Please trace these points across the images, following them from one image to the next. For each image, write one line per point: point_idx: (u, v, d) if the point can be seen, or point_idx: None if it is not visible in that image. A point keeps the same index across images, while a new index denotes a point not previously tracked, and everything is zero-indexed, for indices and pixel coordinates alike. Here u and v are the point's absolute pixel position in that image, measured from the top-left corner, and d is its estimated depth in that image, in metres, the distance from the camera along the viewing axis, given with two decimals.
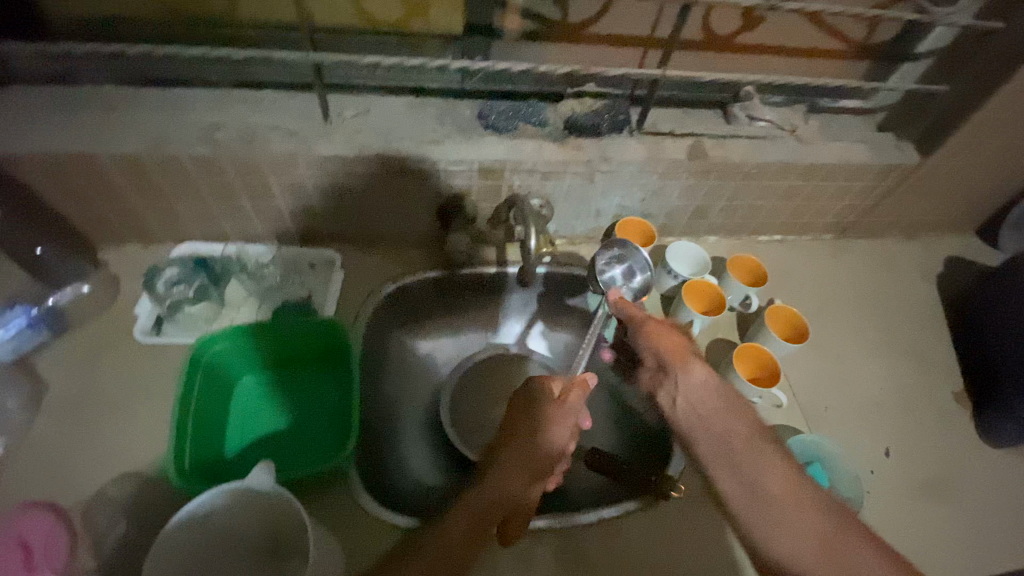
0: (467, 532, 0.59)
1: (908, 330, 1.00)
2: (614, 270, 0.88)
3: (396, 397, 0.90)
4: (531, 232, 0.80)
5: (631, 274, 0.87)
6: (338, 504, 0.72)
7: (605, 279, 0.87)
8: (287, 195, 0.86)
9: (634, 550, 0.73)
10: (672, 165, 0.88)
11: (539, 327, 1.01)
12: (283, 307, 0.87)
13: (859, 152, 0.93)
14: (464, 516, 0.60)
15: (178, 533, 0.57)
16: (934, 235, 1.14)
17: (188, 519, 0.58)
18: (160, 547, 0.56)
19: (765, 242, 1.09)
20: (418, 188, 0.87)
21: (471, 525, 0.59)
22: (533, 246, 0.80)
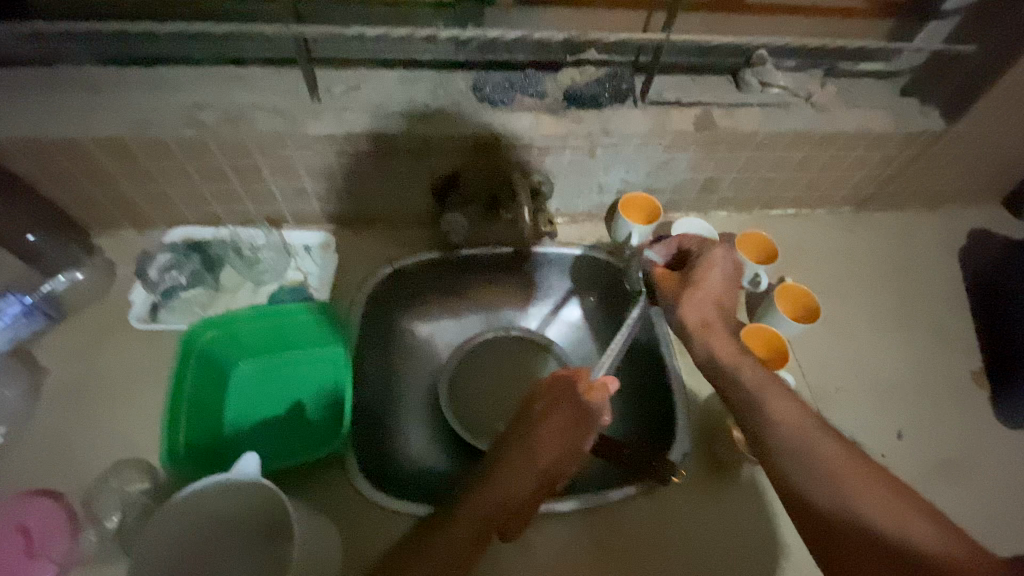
0: (470, 533, 0.62)
1: (927, 307, 0.96)
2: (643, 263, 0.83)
3: (397, 380, 0.89)
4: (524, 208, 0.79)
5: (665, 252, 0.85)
6: (336, 491, 0.71)
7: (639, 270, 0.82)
8: (278, 176, 0.83)
9: (634, 535, 0.72)
10: (679, 136, 0.84)
11: (567, 315, 0.98)
12: (279, 291, 0.86)
13: (880, 119, 0.87)
14: (466, 515, 0.63)
15: (165, 522, 0.56)
16: (957, 206, 1.08)
17: (175, 508, 0.56)
18: (145, 536, 0.55)
19: (777, 217, 1.04)
20: (411, 165, 0.84)
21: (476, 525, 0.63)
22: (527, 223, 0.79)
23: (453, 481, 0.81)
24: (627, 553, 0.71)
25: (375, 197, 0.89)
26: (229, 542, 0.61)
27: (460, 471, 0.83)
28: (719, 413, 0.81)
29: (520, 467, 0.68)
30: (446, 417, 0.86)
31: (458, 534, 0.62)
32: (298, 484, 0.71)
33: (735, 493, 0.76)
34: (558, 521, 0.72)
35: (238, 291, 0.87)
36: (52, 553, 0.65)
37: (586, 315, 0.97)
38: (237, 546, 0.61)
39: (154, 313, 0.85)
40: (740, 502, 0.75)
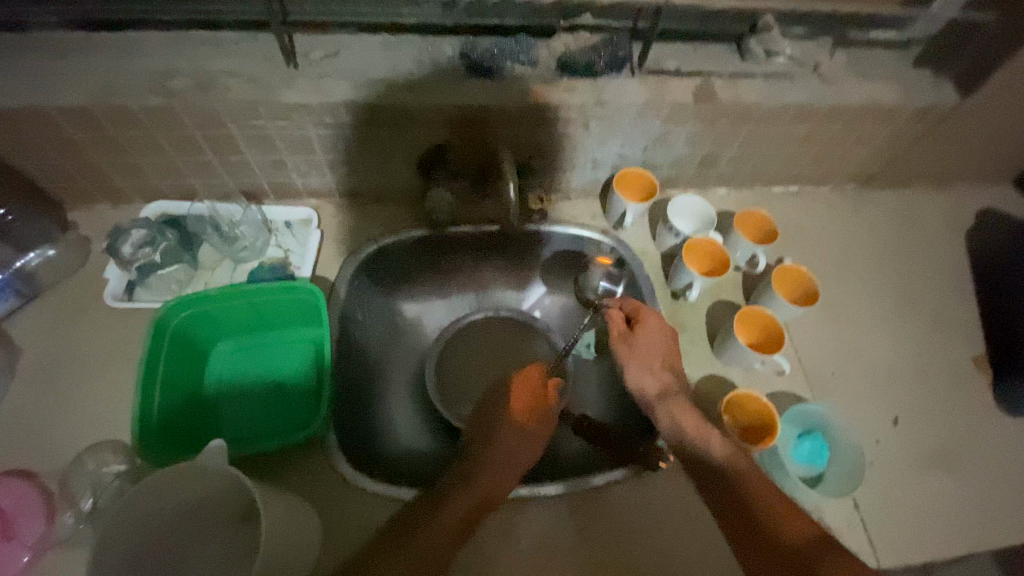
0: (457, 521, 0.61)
1: (929, 290, 0.93)
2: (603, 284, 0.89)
3: (382, 362, 0.87)
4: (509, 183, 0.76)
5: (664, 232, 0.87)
6: (316, 474, 0.70)
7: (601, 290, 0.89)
8: (254, 148, 0.79)
9: (622, 520, 0.71)
10: (677, 109, 0.79)
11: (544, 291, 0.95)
12: (259, 269, 0.82)
13: (891, 91, 0.83)
14: (455, 517, 0.61)
15: (126, 517, 0.54)
16: (965, 184, 1.04)
17: (135, 502, 0.54)
18: (103, 535, 0.52)
19: (779, 194, 1.00)
20: (395, 137, 0.79)
21: (463, 516, 0.62)
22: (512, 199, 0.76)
23: (438, 464, 0.80)
24: (614, 540, 0.69)
25: (358, 171, 0.85)
26: (205, 530, 0.60)
27: (446, 454, 0.81)
28: (712, 396, 0.79)
29: (504, 472, 0.67)
30: (431, 398, 0.84)
31: (445, 525, 0.60)
32: (278, 468, 0.70)
33: None
34: (543, 506, 0.70)
35: (217, 269, 0.84)
36: (26, 536, 0.63)
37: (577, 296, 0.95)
38: (214, 533, 0.60)
39: (130, 292, 0.81)
40: None
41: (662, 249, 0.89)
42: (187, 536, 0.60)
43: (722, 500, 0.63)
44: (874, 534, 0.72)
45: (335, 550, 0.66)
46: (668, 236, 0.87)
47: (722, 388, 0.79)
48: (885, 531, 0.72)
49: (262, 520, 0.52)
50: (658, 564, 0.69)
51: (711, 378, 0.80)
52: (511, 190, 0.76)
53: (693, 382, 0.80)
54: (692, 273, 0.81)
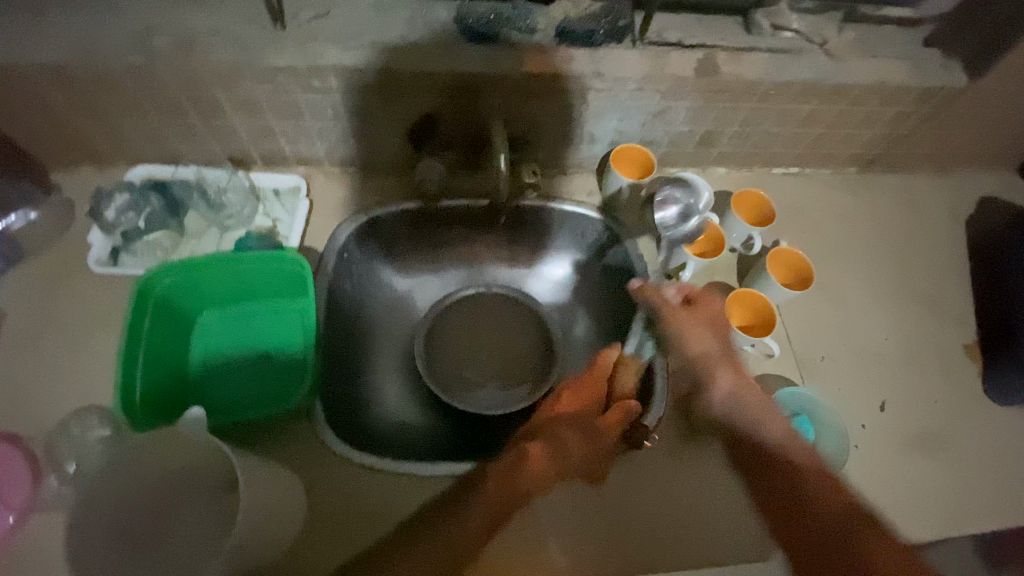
0: (477, 525, 0.60)
1: (924, 277, 0.92)
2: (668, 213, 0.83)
3: (372, 335, 0.86)
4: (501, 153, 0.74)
5: (686, 215, 0.82)
6: (302, 445, 0.70)
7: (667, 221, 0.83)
8: (240, 113, 0.77)
9: (605, 498, 0.71)
10: (678, 83, 0.77)
11: (538, 267, 0.94)
12: (246, 237, 0.81)
13: (897, 70, 0.80)
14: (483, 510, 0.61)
15: (103, 491, 0.54)
16: (969, 170, 1.02)
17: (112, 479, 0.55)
18: (81, 504, 0.53)
19: (779, 175, 0.98)
20: (387, 105, 0.77)
21: (486, 518, 0.61)
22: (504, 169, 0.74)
23: (426, 438, 0.80)
24: (598, 514, 0.70)
25: (348, 139, 0.83)
26: (189, 505, 0.61)
27: (434, 428, 0.81)
28: None
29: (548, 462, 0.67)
30: (419, 371, 0.84)
31: (475, 519, 0.60)
32: (263, 437, 0.70)
33: (712, 458, 0.75)
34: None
35: (203, 236, 0.82)
36: (11, 500, 0.63)
37: (569, 274, 0.93)
38: (198, 506, 0.60)
39: (114, 257, 0.80)
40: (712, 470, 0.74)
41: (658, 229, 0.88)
42: (170, 512, 0.60)
43: (776, 493, 0.59)
44: None
45: (319, 519, 0.66)
46: (691, 220, 0.82)
47: None
48: None
49: (242, 486, 0.52)
50: (641, 540, 0.69)
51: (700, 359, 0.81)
52: (502, 161, 0.74)
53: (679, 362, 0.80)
54: (686, 253, 0.81)
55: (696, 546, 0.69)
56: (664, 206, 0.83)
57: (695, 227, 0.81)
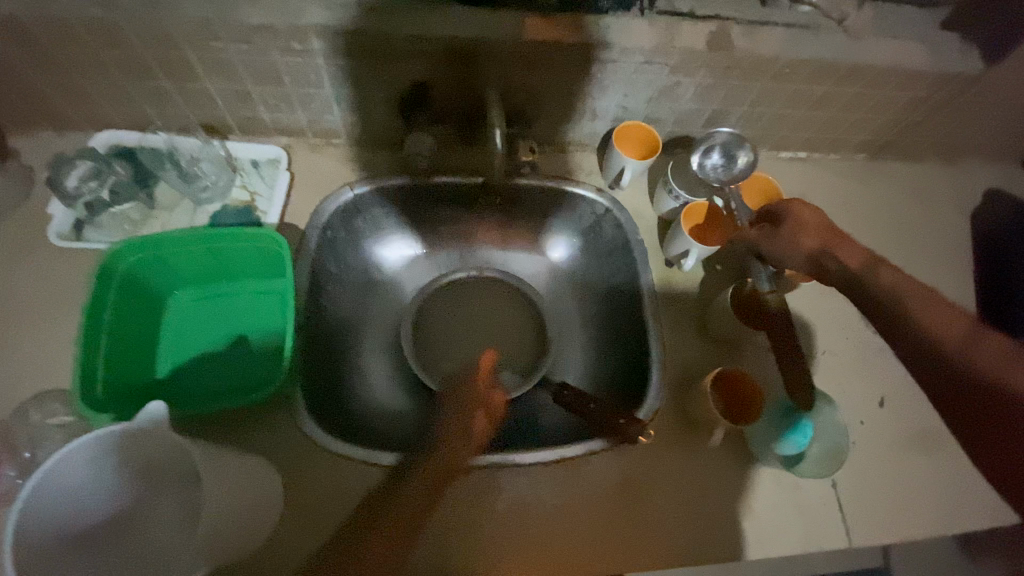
0: (393, 521, 0.61)
1: (930, 270, 0.89)
2: (710, 159, 0.80)
3: (359, 317, 0.82)
4: (496, 129, 0.69)
5: (731, 154, 0.79)
6: (282, 433, 0.66)
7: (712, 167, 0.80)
8: (214, 75, 0.71)
9: (598, 492, 0.69)
10: (687, 57, 0.72)
11: (532, 251, 0.90)
12: (222, 212, 0.75)
13: (916, 53, 0.76)
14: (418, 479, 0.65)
15: (42, 499, 0.49)
16: (979, 160, 0.99)
17: (52, 484, 0.49)
18: (19, 521, 0.46)
19: (786, 159, 0.94)
20: (374, 72, 0.71)
21: (409, 514, 0.62)
22: (499, 146, 0.69)
23: (414, 426, 0.77)
24: (585, 510, 0.68)
25: (332, 107, 0.77)
26: (147, 499, 0.57)
27: (423, 415, 0.78)
28: (701, 367, 0.76)
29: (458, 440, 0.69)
30: (407, 356, 0.80)
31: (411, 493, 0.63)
32: (240, 426, 0.66)
33: (707, 452, 0.72)
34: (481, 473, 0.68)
35: (175, 210, 0.76)
36: None
37: (566, 258, 0.89)
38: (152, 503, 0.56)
39: (78, 231, 0.74)
40: (709, 465, 0.72)
41: (661, 212, 0.83)
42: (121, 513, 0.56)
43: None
44: (847, 513, 0.71)
45: (297, 510, 0.63)
46: (737, 161, 0.79)
47: (710, 360, 0.76)
48: (859, 510, 0.72)
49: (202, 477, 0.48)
50: (631, 535, 0.67)
51: (701, 351, 0.77)
52: (496, 136, 0.68)
53: (678, 352, 0.77)
54: (689, 241, 0.76)
55: (689, 544, 0.67)
56: (709, 153, 0.79)
57: (745, 163, 0.79)
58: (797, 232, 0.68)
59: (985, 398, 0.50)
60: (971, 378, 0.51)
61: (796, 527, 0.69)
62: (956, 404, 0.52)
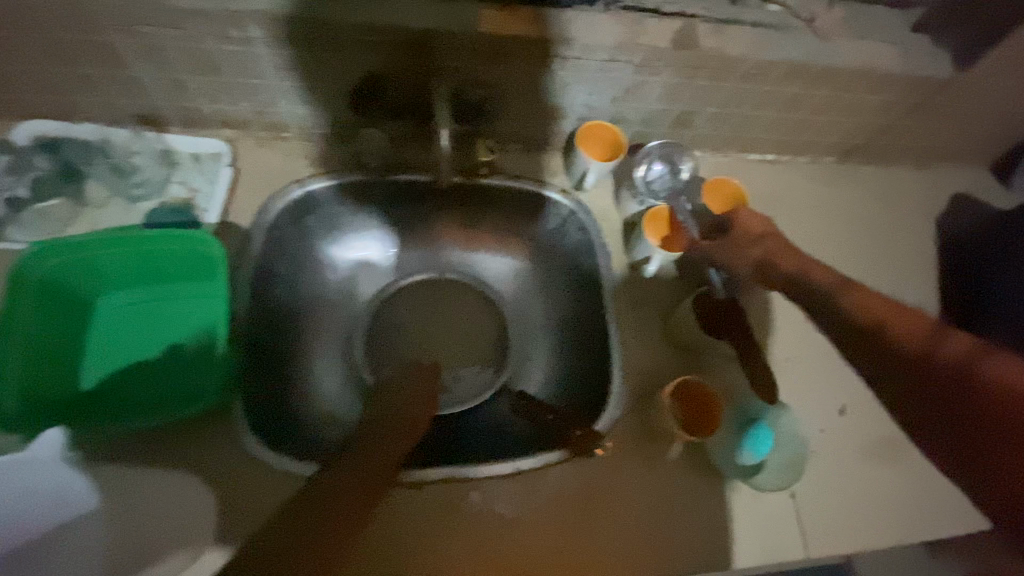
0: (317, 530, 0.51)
1: (895, 276, 0.88)
2: (653, 170, 0.81)
3: (309, 323, 0.78)
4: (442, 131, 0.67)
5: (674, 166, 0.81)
6: (220, 448, 0.63)
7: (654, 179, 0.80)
8: (145, 63, 0.65)
9: (554, 506, 0.67)
10: (653, 55, 0.69)
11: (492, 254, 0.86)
12: (157, 210, 0.71)
13: (886, 56, 0.74)
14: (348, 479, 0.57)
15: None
16: (947, 164, 0.98)
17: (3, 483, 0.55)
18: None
19: (754, 161, 0.92)
20: (323, 65, 0.67)
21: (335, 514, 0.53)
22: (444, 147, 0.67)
23: None
24: (540, 525, 0.66)
25: (278, 98, 0.72)
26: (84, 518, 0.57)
27: None
28: (664, 376, 0.74)
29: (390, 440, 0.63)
30: (358, 364, 0.77)
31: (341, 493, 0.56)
32: (172, 441, 0.62)
33: (666, 464, 0.71)
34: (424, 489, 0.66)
35: (106, 207, 0.71)
36: None
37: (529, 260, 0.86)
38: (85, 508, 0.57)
39: None
40: (668, 477, 0.70)
41: (625, 215, 0.82)
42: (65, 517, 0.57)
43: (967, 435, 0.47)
44: (806, 524, 0.70)
45: (233, 536, 0.59)
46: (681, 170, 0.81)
47: (672, 368, 0.75)
48: (818, 521, 0.71)
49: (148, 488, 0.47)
50: (587, 549, 0.65)
51: (663, 358, 0.75)
52: (444, 136, 0.67)
53: (640, 361, 0.75)
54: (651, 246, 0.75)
55: (646, 558, 0.66)
56: (652, 164, 0.80)
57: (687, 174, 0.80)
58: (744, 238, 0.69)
59: (942, 373, 0.48)
60: (927, 360, 0.49)
61: (752, 538, 0.68)
62: (904, 383, 0.50)
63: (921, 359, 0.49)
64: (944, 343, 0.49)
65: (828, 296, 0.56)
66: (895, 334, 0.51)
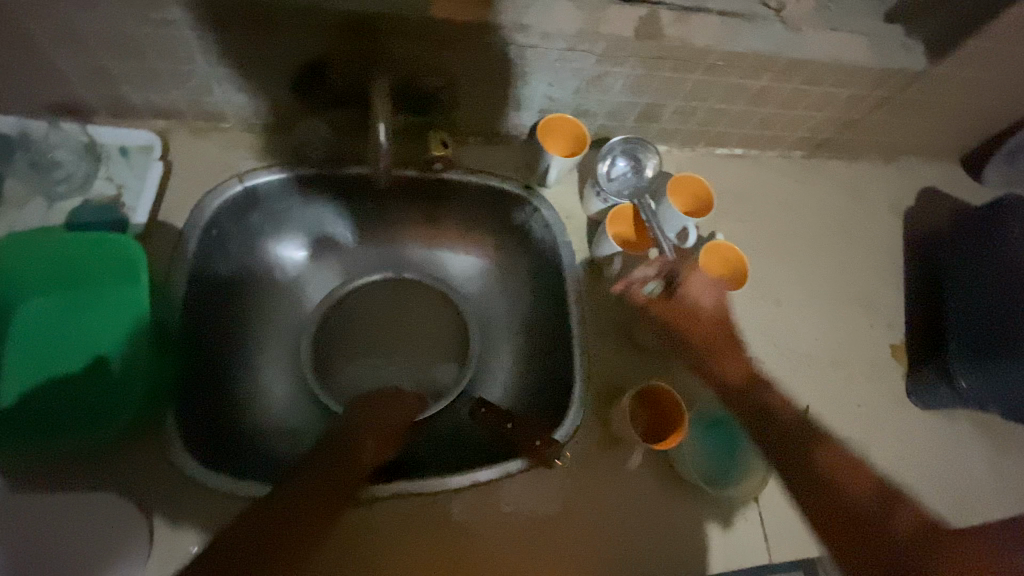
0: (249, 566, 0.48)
1: (861, 273, 0.87)
2: (617, 167, 0.78)
3: (256, 326, 0.74)
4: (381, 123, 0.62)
5: (637, 162, 0.79)
6: (149, 467, 0.59)
7: (617, 177, 0.78)
8: (58, 47, 0.59)
9: (510, 519, 0.64)
10: (615, 45, 0.65)
11: (453, 254, 0.82)
12: (83, 209, 0.65)
13: (856, 48, 0.71)
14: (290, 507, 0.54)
15: None
16: (915, 159, 0.97)
17: None
18: None
19: (723, 156, 0.90)
20: (262, 51, 0.62)
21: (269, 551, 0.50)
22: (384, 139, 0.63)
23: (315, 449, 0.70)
24: (497, 541, 0.63)
25: (214, 88, 0.67)
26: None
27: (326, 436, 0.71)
28: (626, 381, 0.72)
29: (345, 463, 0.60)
30: (307, 371, 0.73)
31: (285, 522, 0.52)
32: (101, 460, 0.58)
33: (628, 471, 0.68)
34: (373, 504, 0.63)
35: (24, 207, 0.65)
36: None
37: (491, 260, 0.82)
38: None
39: None
40: (629, 484, 0.68)
41: (589, 214, 0.79)
42: None
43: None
44: (770, 531, 0.69)
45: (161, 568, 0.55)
46: (644, 167, 0.79)
47: (636, 372, 0.73)
48: (781, 528, 0.70)
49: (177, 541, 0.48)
50: (546, 565, 0.63)
51: (625, 361, 0.73)
52: (381, 132, 0.62)
53: (602, 364, 0.73)
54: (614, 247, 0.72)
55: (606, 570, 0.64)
56: (614, 161, 0.78)
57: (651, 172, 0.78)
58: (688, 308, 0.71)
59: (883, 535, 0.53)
60: (884, 528, 0.54)
61: (716, 549, 0.66)
62: (846, 532, 0.54)
63: (880, 527, 0.54)
64: (899, 516, 0.55)
65: (796, 432, 0.62)
66: (850, 489, 0.57)
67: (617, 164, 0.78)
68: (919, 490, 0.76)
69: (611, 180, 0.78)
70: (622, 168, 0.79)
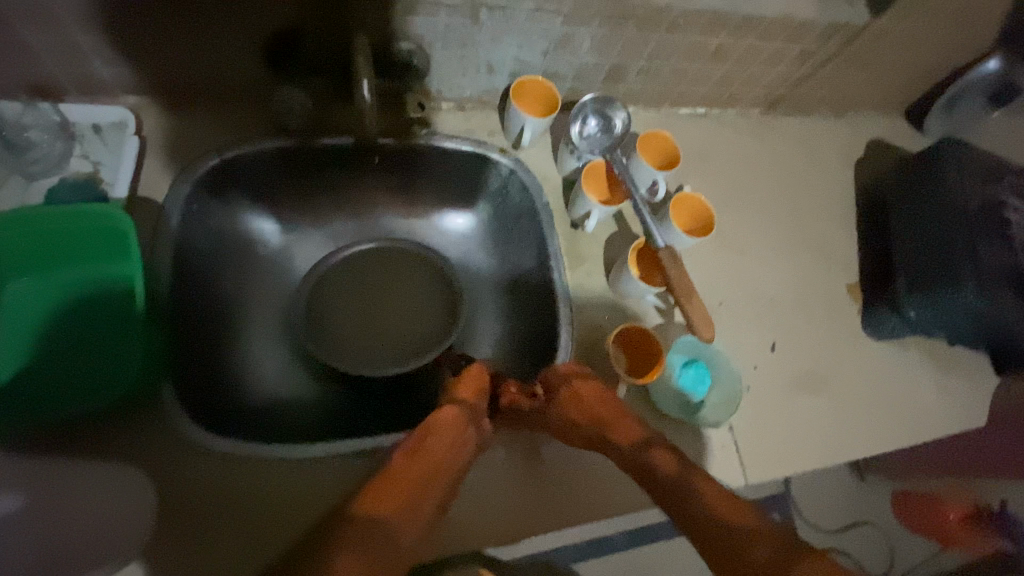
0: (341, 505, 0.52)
1: (817, 221, 0.94)
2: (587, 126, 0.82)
3: (241, 299, 0.75)
4: (363, 81, 0.63)
5: (605, 120, 0.82)
6: (152, 434, 0.61)
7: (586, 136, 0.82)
8: (26, 21, 0.58)
9: (502, 463, 0.68)
10: (580, 4, 0.68)
11: (440, 219, 0.84)
12: (59, 187, 0.65)
13: (803, 4, 0.76)
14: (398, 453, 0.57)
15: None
16: (863, 113, 1.03)
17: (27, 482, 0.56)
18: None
19: (686, 116, 0.94)
20: (232, 19, 0.62)
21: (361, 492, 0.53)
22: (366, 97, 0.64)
23: (311, 412, 0.72)
24: (491, 485, 0.67)
25: (187, 60, 0.67)
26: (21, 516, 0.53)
27: (321, 400, 0.73)
28: (605, 329, 0.76)
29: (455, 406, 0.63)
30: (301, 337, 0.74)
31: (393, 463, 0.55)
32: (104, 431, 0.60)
33: None
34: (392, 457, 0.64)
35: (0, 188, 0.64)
36: None
37: (473, 224, 0.84)
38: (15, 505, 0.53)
39: None
40: None
41: (564, 173, 0.82)
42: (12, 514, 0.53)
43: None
44: (744, 456, 0.75)
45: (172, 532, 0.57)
46: (613, 123, 0.82)
47: (614, 321, 0.77)
48: (754, 453, 0.76)
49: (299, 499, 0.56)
50: (537, 505, 0.67)
51: (604, 311, 0.77)
52: (365, 88, 0.63)
53: (583, 314, 0.77)
54: (590, 201, 0.76)
55: (586, 515, 0.67)
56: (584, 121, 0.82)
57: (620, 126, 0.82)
58: (569, 407, 0.60)
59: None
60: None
61: None
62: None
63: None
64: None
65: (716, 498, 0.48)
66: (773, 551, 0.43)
67: (587, 123, 0.82)
68: (872, 414, 0.83)
69: (581, 139, 0.81)
70: (591, 126, 0.82)
